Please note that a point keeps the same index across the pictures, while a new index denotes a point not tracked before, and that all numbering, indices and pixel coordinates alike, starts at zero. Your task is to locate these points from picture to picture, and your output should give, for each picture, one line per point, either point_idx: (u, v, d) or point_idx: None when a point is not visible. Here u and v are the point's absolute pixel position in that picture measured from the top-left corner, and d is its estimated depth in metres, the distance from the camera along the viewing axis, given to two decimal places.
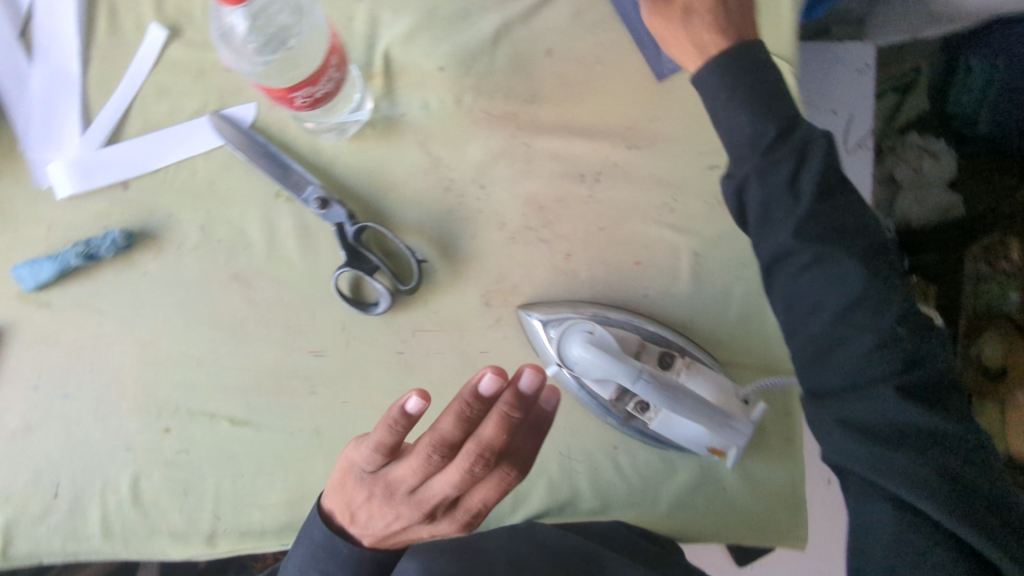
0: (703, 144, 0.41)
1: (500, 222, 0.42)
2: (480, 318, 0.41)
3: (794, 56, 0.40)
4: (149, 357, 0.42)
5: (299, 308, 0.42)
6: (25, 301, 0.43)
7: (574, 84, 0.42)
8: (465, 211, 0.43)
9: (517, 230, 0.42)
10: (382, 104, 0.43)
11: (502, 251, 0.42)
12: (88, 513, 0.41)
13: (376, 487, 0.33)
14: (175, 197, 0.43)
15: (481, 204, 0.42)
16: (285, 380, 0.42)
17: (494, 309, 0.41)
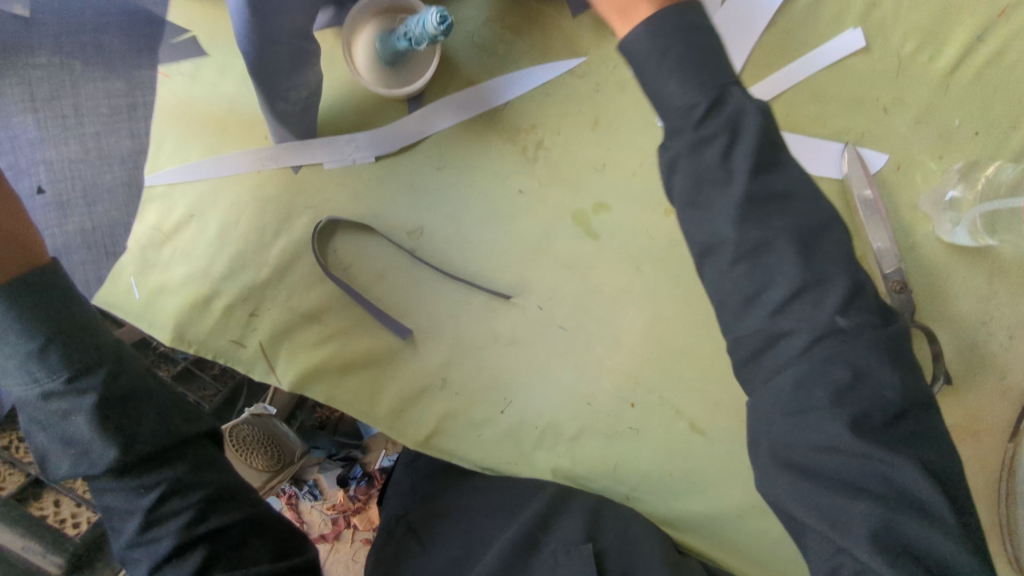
0: None
1: (652, 282, 0.60)
2: (594, 350, 0.60)
3: (924, 199, 0.61)
4: (475, 245, 0.58)
5: (482, 332, 0.59)
6: (400, 133, 0.56)
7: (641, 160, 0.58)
8: (585, 377, 0.61)
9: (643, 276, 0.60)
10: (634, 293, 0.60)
11: (628, 300, 0.60)
12: (306, 341, 0.57)
13: None
14: (499, 226, 0.58)
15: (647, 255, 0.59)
16: (475, 335, 0.59)
17: (618, 340, 0.60)
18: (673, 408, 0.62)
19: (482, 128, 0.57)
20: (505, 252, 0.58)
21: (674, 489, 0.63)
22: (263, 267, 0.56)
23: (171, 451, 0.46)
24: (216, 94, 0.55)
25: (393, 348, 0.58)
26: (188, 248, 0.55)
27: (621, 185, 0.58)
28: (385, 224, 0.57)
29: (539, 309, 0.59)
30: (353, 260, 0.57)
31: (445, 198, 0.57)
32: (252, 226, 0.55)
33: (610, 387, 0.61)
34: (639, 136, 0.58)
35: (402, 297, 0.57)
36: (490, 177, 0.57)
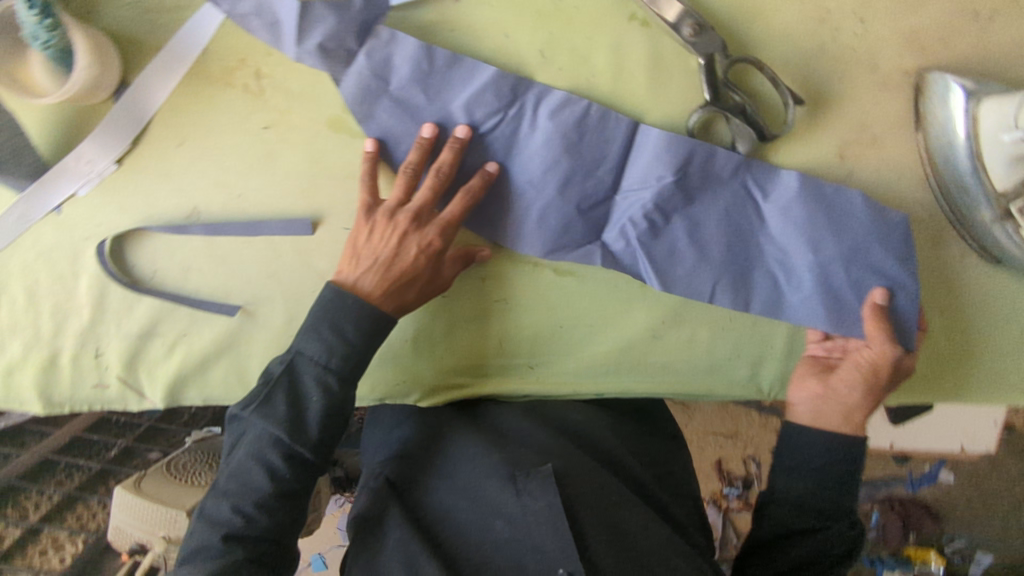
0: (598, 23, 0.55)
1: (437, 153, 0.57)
2: None
3: None
4: (250, 198, 0.56)
5: (302, 275, 0.58)
6: (118, 125, 0.54)
7: None
8: None
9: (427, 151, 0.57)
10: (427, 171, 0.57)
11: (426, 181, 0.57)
12: (156, 356, 0.59)
13: (404, 222, 0.54)
14: (265, 170, 0.56)
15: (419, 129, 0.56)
16: (298, 282, 0.58)
17: None
18: (530, 262, 0.60)
19: (191, 81, 0.54)
20: (281, 191, 0.56)
21: (576, 335, 0.61)
22: (82, 309, 0.58)
23: (334, 437, 0.55)
24: None
25: (232, 327, 0.59)
26: (13, 323, 0.58)
27: None
28: (161, 219, 0.56)
29: (342, 230, 0.57)
30: (154, 264, 0.57)
31: (201, 169, 0.56)
32: (52, 278, 0.57)
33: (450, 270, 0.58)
34: None
35: (215, 279, 0.58)
36: (232, 126, 0.55)
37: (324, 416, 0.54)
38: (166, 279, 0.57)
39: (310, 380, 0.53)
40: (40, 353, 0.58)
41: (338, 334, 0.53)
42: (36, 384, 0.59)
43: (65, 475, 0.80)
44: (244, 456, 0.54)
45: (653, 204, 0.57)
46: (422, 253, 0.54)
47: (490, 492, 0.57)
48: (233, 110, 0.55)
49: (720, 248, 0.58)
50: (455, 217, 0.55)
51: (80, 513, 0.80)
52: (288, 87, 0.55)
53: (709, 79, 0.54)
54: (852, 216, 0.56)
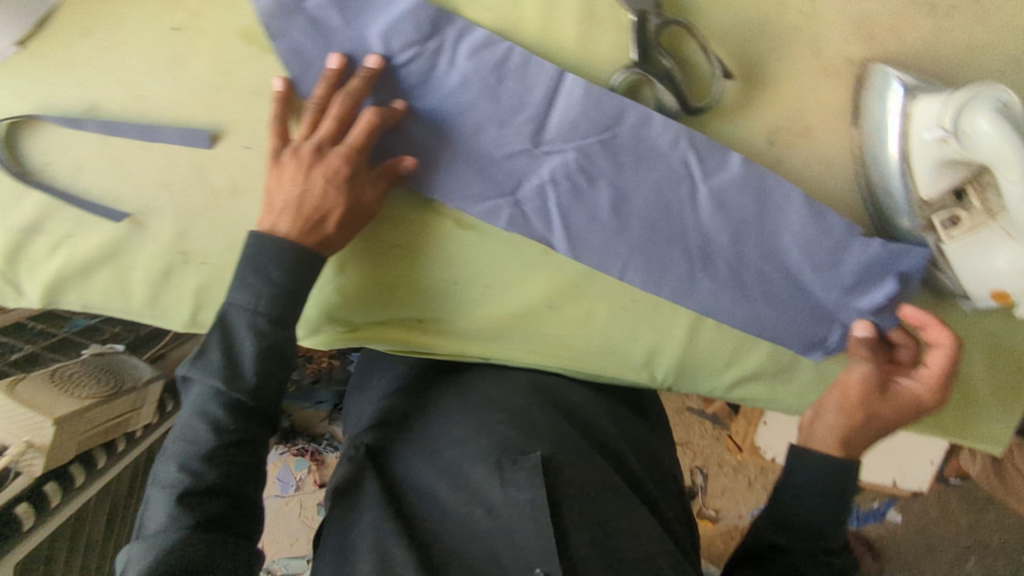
0: None
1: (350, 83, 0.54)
2: None
3: None
4: (151, 103, 0.54)
5: (196, 192, 0.56)
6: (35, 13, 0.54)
7: None
8: None
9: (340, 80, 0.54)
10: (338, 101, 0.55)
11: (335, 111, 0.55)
12: (37, 254, 0.57)
13: (309, 157, 0.53)
14: (170, 75, 0.54)
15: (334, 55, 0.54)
16: (192, 199, 0.56)
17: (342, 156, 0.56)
18: (434, 210, 0.58)
19: None
20: (184, 100, 0.54)
21: (472, 292, 0.60)
22: None
23: (273, 384, 0.56)
24: None
25: (118, 236, 0.56)
26: None
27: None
28: (58, 112, 0.55)
29: (242, 151, 0.55)
30: (48, 158, 0.56)
31: (106, 65, 0.54)
32: None
33: None
34: None
35: (106, 181, 0.56)
36: (143, 26, 0.54)
37: (258, 366, 0.54)
38: (57, 175, 0.56)
39: (243, 327, 0.54)
40: None
41: (258, 274, 0.53)
42: None
43: None
44: (188, 416, 0.54)
45: (573, 163, 0.54)
46: (325, 185, 0.52)
47: (476, 477, 0.59)
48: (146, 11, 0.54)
49: (640, 219, 0.54)
50: (360, 155, 0.53)
51: None
52: None
53: (640, 39, 0.52)
54: (783, 214, 0.52)
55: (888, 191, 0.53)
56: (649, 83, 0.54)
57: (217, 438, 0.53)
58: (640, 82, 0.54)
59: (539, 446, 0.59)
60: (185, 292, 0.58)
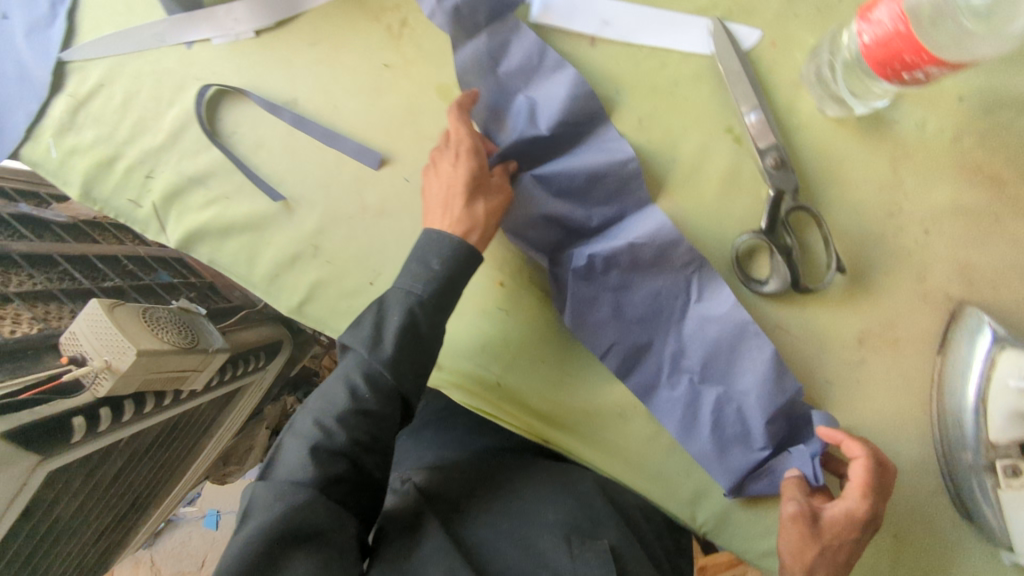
0: (700, 121, 0.59)
1: None
2: None
3: (803, 72, 0.58)
4: (341, 115, 0.61)
5: (348, 202, 0.62)
6: (277, 4, 0.60)
7: None
8: None
9: None
10: None
11: None
12: (192, 203, 0.63)
13: (454, 156, 0.55)
14: (368, 100, 0.61)
15: None
16: (343, 208, 0.62)
17: None
18: (546, 289, 0.62)
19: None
20: (370, 121, 0.61)
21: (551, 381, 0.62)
22: (159, 133, 0.62)
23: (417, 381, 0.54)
24: None
25: (270, 212, 0.62)
26: (98, 114, 0.62)
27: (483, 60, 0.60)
28: (262, 94, 0.61)
29: (403, 180, 0.61)
30: (237, 125, 0.62)
31: (318, 72, 0.61)
32: (152, 95, 0.62)
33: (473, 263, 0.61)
34: None
35: (278, 163, 0.62)
36: (361, 50, 0.61)
37: (399, 356, 0.52)
38: (239, 146, 0.62)
39: (397, 306, 0.52)
40: (105, 149, 0.63)
41: (420, 265, 0.54)
42: (85, 175, 0.63)
43: (58, 276, 0.77)
44: (335, 377, 0.53)
45: (608, 250, 0.57)
46: (455, 179, 0.54)
47: (544, 545, 0.56)
48: (370, 39, 0.60)
49: (637, 326, 0.59)
50: (480, 170, 0.55)
51: (49, 309, 0.71)
52: (424, 42, 0.60)
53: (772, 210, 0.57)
54: (744, 359, 0.57)
55: (960, 426, 0.55)
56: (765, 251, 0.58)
57: (337, 416, 0.51)
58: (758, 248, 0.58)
59: (607, 533, 0.58)
60: (302, 282, 0.63)
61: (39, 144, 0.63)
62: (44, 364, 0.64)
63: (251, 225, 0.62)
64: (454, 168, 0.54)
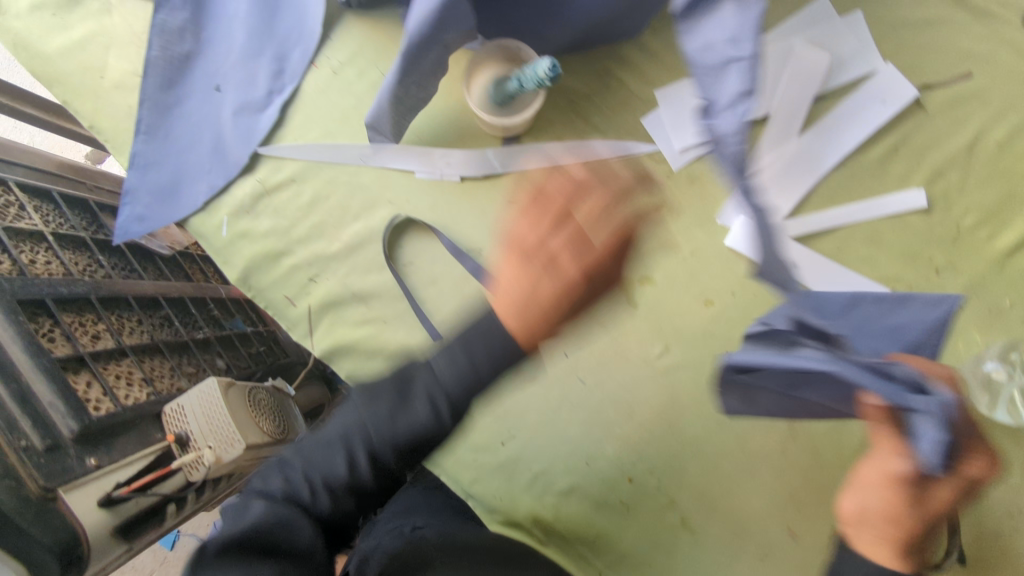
0: None
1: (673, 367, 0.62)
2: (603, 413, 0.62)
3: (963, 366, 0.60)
4: (521, 277, 0.62)
5: (502, 360, 0.62)
6: (492, 159, 0.61)
7: (690, 249, 0.61)
8: (588, 442, 0.62)
9: (668, 360, 0.62)
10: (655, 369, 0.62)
11: (649, 379, 0.62)
12: (348, 318, 0.62)
13: (911, 497, 0.43)
14: (551, 270, 0.62)
15: (677, 341, 0.62)
16: (497, 365, 0.62)
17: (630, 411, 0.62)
18: (668, 497, 0.62)
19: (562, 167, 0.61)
20: (548, 291, 0.62)
21: None
22: (335, 242, 0.62)
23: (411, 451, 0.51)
24: (350, 88, 0.61)
25: (423, 350, 0.61)
26: (280, 207, 0.61)
27: (670, 265, 0.62)
28: (449, 235, 0.61)
29: (561, 355, 0.62)
30: (415, 256, 0.62)
31: (510, 230, 0.61)
32: (340, 205, 0.61)
33: (605, 451, 0.62)
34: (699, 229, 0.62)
35: (445, 305, 0.62)
36: (558, 221, 0.61)
37: (469, 342, 0.52)
38: (411, 277, 0.62)
39: (425, 395, 0.51)
40: (276, 243, 0.61)
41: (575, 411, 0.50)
42: (250, 262, 0.62)
43: (159, 322, 0.74)
44: (337, 440, 0.51)
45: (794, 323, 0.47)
46: (905, 519, 0.43)
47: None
48: (569, 214, 0.61)
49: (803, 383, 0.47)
50: (923, 506, 0.43)
51: (154, 364, 0.69)
52: (620, 233, 0.61)
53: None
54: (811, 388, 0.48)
55: None
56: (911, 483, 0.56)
57: (370, 442, 0.51)
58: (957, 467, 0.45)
59: None
60: None
61: (212, 219, 0.62)
62: (144, 437, 0.60)
63: (399, 355, 0.62)
64: (912, 487, 0.42)
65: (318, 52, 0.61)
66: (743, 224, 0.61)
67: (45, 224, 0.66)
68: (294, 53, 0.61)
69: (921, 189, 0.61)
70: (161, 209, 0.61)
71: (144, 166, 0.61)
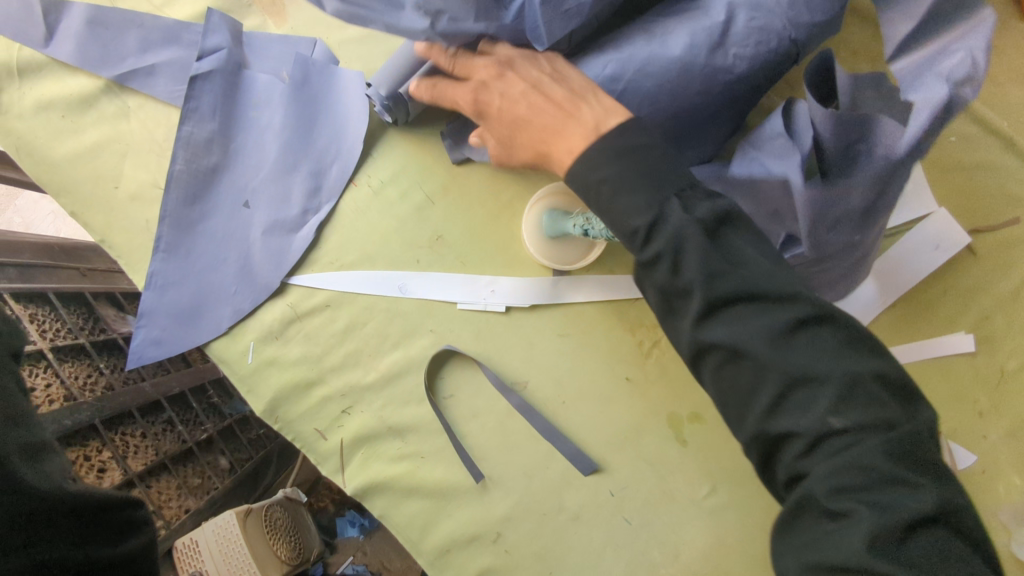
0: None
1: (721, 505, 0.59)
2: (649, 554, 0.59)
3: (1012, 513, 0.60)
4: (565, 411, 0.59)
5: (545, 497, 0.59)
6: (543, 289, 0.59)
7: None
8: None
9: (715, 500, 0.59)
10: (704, 507, 0.59)
11: (693, 519, 0.59)
12: (382, 452, 0.58)
13: None
14: (597, 404, 0.59)
15: (725, 480, 0.60)
16: (539, 503, 0.59)
17: (678, 551, 0.59)
18: None
19: (615, 299, 0.59)
20: (593, 425, 0.59)
21: None
22: (371, 371, 0.58)
23: None
24: (392, 208, 0.59)
25: (461, 486, 0.58)
26: (312, 333, 0.58)
27: None
28: (492, 365, 0.59)
29: (607, 492, 0.59)
30: (455, 387, 0.59)
31: (558, 362, 0.59)
32: (377, 332, 0.58)
33: None
34: None
35: (487, 441, 0.58)
36: (606, 353, 0.59)
37: None
38: (451, 409, 0.58)
39: None
40: (306, 371, 0.58)
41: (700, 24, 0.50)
42: (276, 390, 0.57)
43: (161, 429, 0.68)
44: None
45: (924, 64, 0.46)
46: None
47: None
48: (618, 347, 0.59)
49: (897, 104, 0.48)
50: None
51: (160, 485, 0.65)
52: (670, 367, 0.60)
53: (704, 267, 0.39)
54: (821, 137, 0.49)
55: None
56: (792, 368, 0.37)
57: None
58: (664, 171, 0.41)
59: None
60: (470, 564, 0.58)
61: (239, 343, 0.58)
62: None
63: (437, 490, 0.58)
64: None
65: (357, 169, 0.59)
66: None
67: (43, 337, 0.61)
68: (331, 168, 0.58)
69: (970, 334, 0.61)
70: (179, 332, 0.57)
71: (162, 286, 0.57)
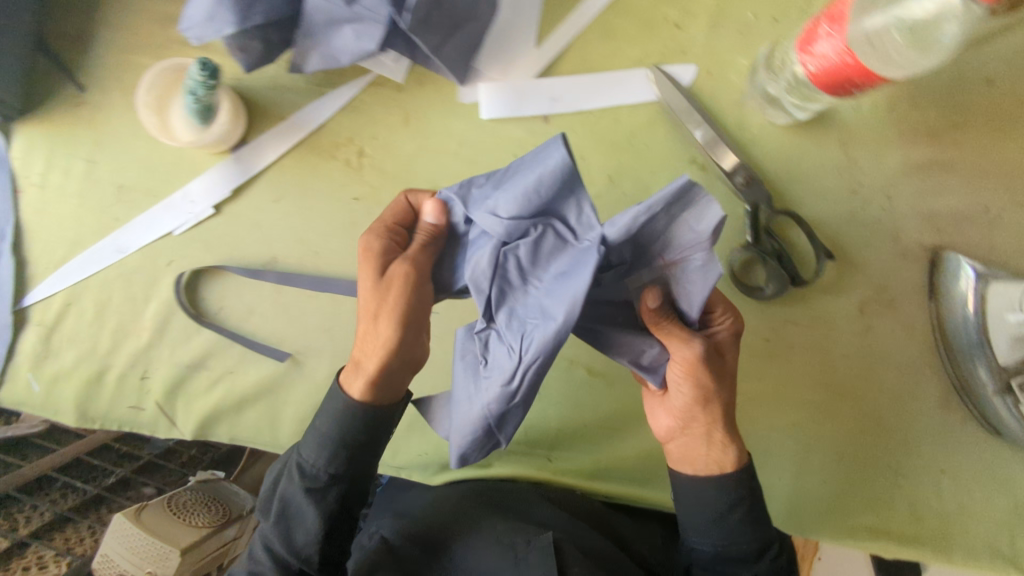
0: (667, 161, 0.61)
1: None
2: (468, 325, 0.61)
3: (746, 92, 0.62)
4: (321, 257, 0.60)
5: (353, 339, 0.60)
6: (233, 171, 0.59)
7: (455, 137, 0.60)
8: None
9: None
10: None
11: None
12: (197, 389, 0.61)
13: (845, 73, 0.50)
14: (345, 235, 0.60)
15: None
16: (351, 347, 0.60)
17: None
18: (565, 357, 0.61)
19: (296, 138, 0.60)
20: (350, 254, 0.60)
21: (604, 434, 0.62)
22: (142, 332, 0.60)
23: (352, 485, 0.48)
24: (66, 191, 0.59)
25: (279, 374, 0.61)
26: (73, 334, 0.60)
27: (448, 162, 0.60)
28: (236, 261, 0.60)
29: None
30: (220, 298, 0.60)
31: (290, 223, 0.60)
32: (126, 298, 0.60)
33: None
34: (453, 115, 0.60)
35: (275, 324, 0.60)
36: (325, 188, 0.60)
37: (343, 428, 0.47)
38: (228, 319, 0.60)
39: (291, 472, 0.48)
40: (91, 366, 0.60)
41: None
42: (75, 397, 0.60)
43: (59, 494, 0.73)
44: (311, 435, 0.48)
45: None
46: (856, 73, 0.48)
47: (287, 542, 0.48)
48: (330, 177, 0.60)
49: None
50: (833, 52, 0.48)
51: (67, 533, 0.72)
52: (385, 164, 0.60)
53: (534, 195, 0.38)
54: None
55: (968, 357, 0.61)
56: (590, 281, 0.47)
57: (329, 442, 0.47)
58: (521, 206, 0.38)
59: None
60: None
61: (21, 380, 0.60)
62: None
63: (260, 389, 0.61)
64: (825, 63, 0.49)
65: (15, 179, 0.60)
66: (488, 91, 0.60)
67: None
68: None
69: None
70: None
71: None
